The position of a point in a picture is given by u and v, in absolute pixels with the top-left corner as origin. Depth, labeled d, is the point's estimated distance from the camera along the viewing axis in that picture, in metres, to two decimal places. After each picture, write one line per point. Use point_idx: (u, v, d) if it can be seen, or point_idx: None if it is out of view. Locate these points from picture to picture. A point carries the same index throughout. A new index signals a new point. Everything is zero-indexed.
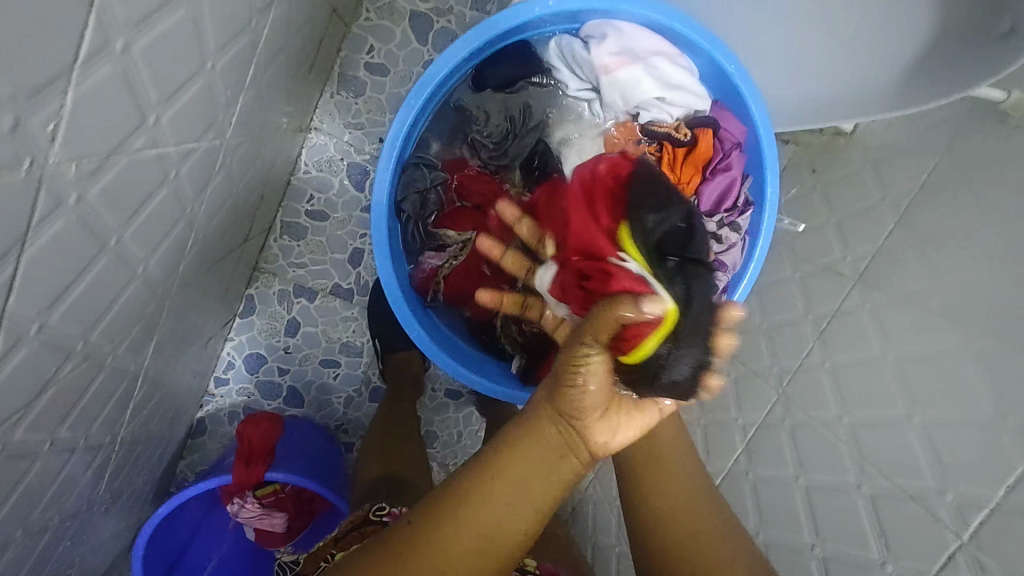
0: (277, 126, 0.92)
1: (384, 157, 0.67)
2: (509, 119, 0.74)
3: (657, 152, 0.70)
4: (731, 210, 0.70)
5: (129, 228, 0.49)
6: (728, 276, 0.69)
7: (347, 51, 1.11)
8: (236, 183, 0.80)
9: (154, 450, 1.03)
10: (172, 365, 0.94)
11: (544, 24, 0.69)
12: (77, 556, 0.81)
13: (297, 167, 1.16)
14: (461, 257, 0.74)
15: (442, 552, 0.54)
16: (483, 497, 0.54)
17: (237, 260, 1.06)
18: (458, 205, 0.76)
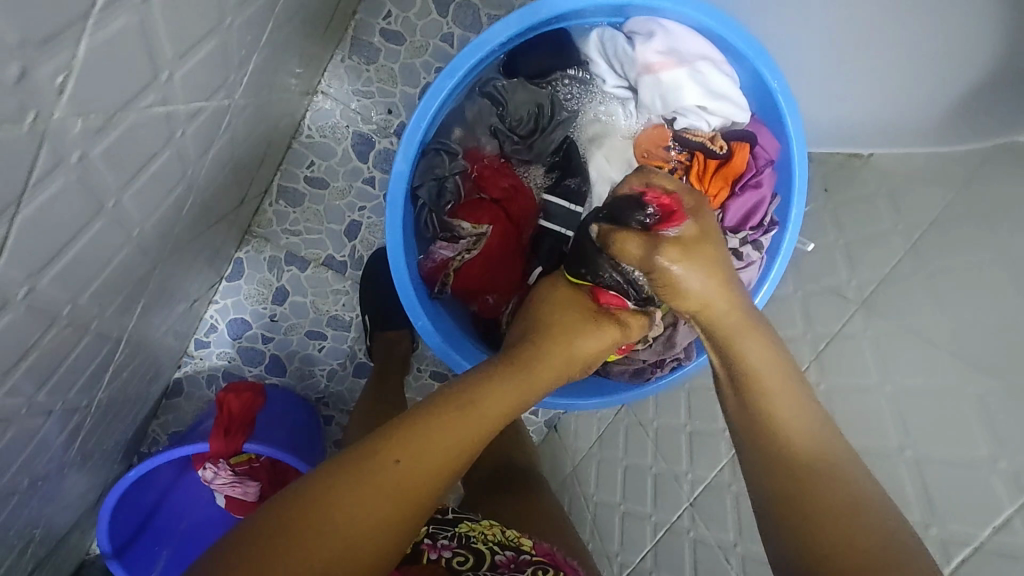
0: (285, 86, 0.88)
1: (405, 136, 0.63)
2: (537, 109, 0.71)
3: (688, 160, 0.70)
4: (757, 227, 0.69)
5: (129, 190, 0.46)
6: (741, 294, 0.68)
7: (363, 13, 1.06)
8: (238, 144, 0.76)
9: (129, 410, 1.00)
10: (153, 327, 0.90)
11: (588, 15, 0.66)
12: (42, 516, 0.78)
13: (299, 131, 1.11)
14: (474, 251, 0.72)
15: (444, 462, 0.51)
16: (488, 420, 0.54)
17: (230, 222, 1.02)
18: (477, 196, 0.73)
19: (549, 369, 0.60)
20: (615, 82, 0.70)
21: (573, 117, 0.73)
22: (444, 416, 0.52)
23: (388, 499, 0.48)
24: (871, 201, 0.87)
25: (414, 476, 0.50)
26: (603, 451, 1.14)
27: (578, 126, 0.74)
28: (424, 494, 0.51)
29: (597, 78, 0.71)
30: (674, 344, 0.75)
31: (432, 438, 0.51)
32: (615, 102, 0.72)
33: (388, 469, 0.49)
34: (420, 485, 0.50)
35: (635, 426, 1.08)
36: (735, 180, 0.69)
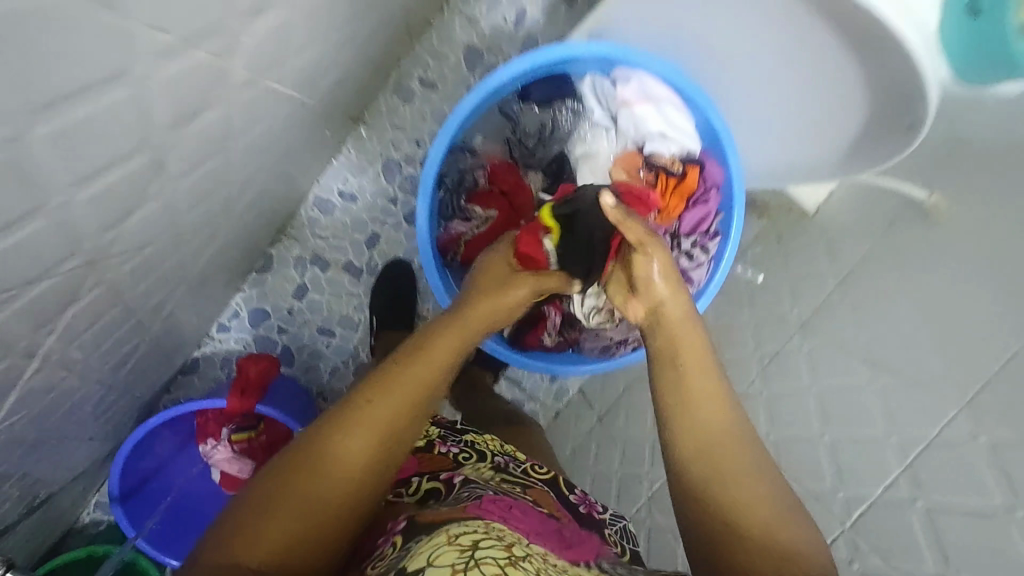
0: (337, 110, 1.07)
1: (438, 138, 0.81)
2: (540, 127, 0.90)
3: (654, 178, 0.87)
4: (704, 234, 0.87)
5: None
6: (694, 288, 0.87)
7: (404, 64, 1.26)
8: (297, 142, 0.93)
9: (151, 372, 1.11)
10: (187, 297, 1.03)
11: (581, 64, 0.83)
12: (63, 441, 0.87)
13: (340, 152, 1.29)
14: (482, 229, 0.89)
15: (398, 396, 0.61)
16: (432, 361, 0.65)
17: (269, 220, 1.18)
18: (489, 188, 0.92)
19: (479, 316, 0.70)
20: (601, 115, 0.87)
21: (566, 137, 0.90)
22: (399, 367, 0.63)
23: (357, 437, 0.58)
24: (812, 248, 1.05)
25: (374, 414, 0.60)
26: (578, 458, 1.28)
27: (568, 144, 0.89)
28: (389, 426, 0.60)
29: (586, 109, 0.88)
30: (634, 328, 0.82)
31: (386, 388, 0.62)
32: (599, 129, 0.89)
33: (358, 413, 0.59)
34: (384, 420, 0.60)
35: (609, 436, 1.23)
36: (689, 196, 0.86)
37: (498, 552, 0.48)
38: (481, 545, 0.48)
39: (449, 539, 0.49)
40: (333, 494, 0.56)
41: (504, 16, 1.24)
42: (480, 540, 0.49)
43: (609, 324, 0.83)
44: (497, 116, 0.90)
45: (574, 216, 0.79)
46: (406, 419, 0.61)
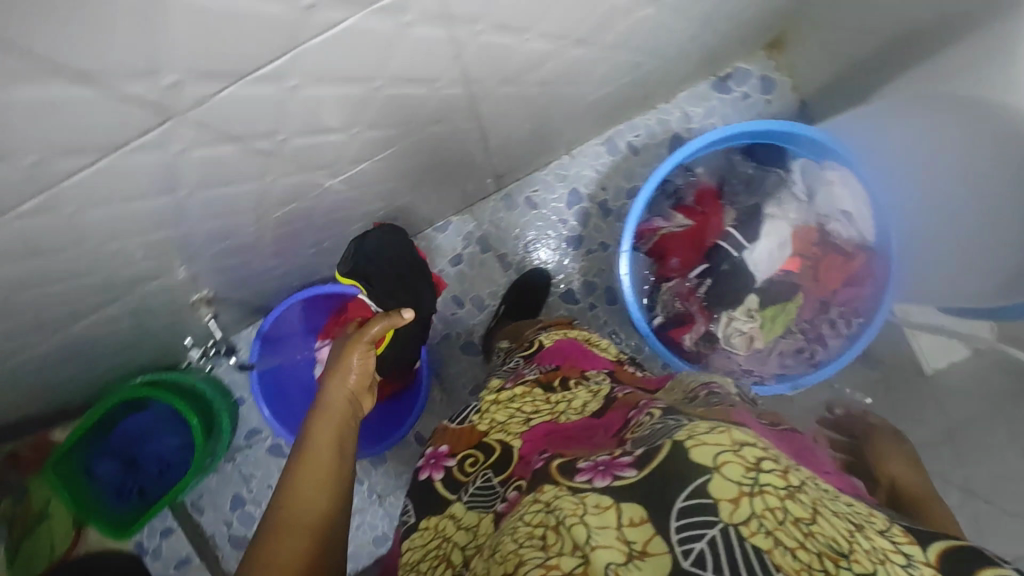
0: (567, 134, 1.33)
1: (673, 154, 0.93)
2: (750, 178, 1.06)
3: (825, 255, 1.03)
4: (848, 312, 1.02)
5: (537, 95, 0.84)
6: (823, 353, 1.02)
7: (622, 126, 1.51)
8: (542, 132, 1.18)
9: (329, 262, 1.32)
10: (392, 217, 1.23)
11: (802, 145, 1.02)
12: (266, 271, 1.07)
13: (542, 168, 1.53)
14: (679, 231, 1.04)
15: (298, 484, 0.67)
16: (308, 448, 0.71)
17: (469, 194, 1.43)
18: (693, 205, 1.05)
19: (334, 400, 0.78)
20: (800, 189, 1.05)
21: (768, 194, 1.05)
22: (288, 467, 0.69)
23: (286, 538, 0.62)
24: (920, 397, 1.14)
25: (284, 512, 0.65)
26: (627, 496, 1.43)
27: (765, 201, 1.04)
28: (311, 509, 0.66)
29: (789, 180, 1.05)
30: (768, 361, 1.03)
31: (296, 481, 0.68)
32: (793, 198, 1.05)
33: (268, 534, 0.63)
34: (304, 506, 0.65)
35: None
36: (846, 278, 1.02)
37: (779, 479, 0.51)
38: (765, 465, 0.52)
39: (734, 447, 0.53)
40: None
41: (714, 122, 1.50)
42: (763, 459, 0.52)
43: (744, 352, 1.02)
44: (722, 158, 1.07)
45: (361, 246, 1.17)
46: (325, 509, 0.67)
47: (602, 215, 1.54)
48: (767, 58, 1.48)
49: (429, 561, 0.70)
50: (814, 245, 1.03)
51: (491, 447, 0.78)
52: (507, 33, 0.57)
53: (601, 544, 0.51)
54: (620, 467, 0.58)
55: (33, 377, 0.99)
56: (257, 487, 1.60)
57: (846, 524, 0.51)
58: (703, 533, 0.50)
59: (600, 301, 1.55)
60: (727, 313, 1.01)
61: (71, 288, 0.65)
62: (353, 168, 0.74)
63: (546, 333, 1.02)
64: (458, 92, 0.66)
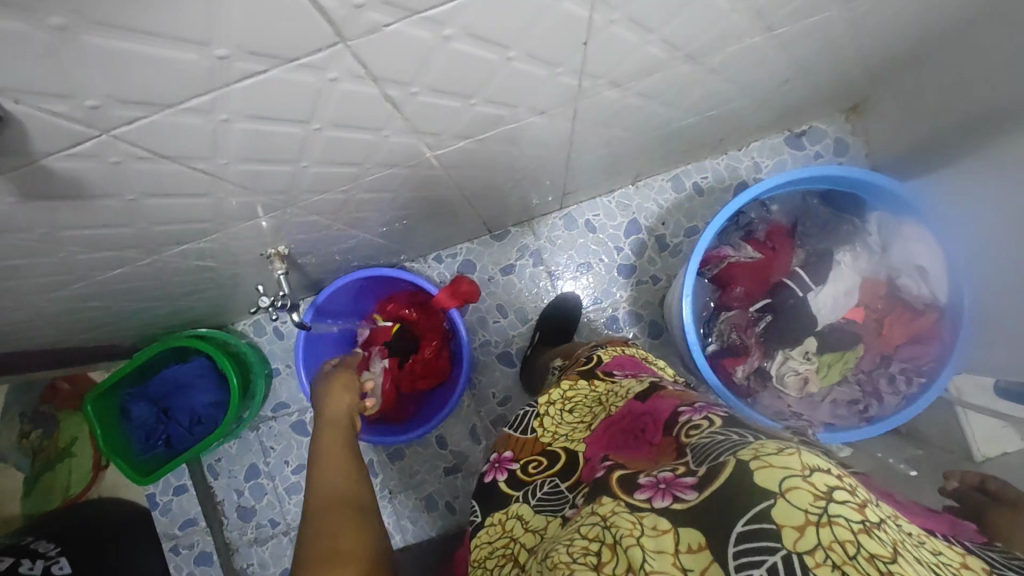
0: (638, 163, 1.37)
1: (753, 186, 0.94)
2: (824, 222, 1.07)
3: (891, 310, 1.03)
4: (913, 370, 1.00)
5: (628, 107, 0.87)
6: (880, 408, 1.01)
7: (691, 166, 1.54)
8: (618, 155, 1.22)
9: (391, 248, 1.37)
10: (460, 213, 1.28)
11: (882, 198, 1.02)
12: (338, 241, 1.11)
13: (606, 194, 1.57)
14: (748, 262, 1.05)
15: (325, 466, 0.78)
16: (323, 441, 0.84)
17: (534, 207, 1.47)
18: (764, 240, 1.06)
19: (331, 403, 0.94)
20: (874, 240, 1.05)
21: (840, 240, 1.06)
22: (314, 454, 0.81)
23: (327, 504, 0.71)
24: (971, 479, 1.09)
25: (318, 487, 0.75)
26: None
27: (836, 247, 1.06)
28: (342, 482, 0.75)
29: (864, 231, 1.06)
30: (819, 408, 1.03)
31: (324, 461, 0.79)
32: (864, 248, 1.06)
33: (313, 505, 0.72)
34: (334, 480, 0.75)
35: None
36: (913, 336, 1.01)
37: (852, 511, 0.49)
38: (837, 495, 0.50)
39: (805, 473, 0.51)
40: (343, 530, 0.67)
41: None
42: (835, 488, 0.50)
43: (796, 395, 1.04)
44: (798, 200, 1.08)
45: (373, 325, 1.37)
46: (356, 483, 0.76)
47: (658, 248, 1.56)
48: (843, 121, 1.51)
49: (498, 560, 0.70)
50: (881, 298, 1.04)
51: (554, 455, 0.79)
52: (634, 29, 0.60)
53: (656, 570, 0.52)
54: (680, 478, 0.59)
55: (105, 304, 1.04)
56: (274, 461, 1.61)
57: (932, 574, 0.49)
58: (762, 559, 0.49)
59: (643, 333, 1.56)
60: (785, 351, 1.03)
61: (181, 210, 0.68)
62: (455, 145, 0.78)
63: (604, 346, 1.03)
64: (571, 83, 0.70)
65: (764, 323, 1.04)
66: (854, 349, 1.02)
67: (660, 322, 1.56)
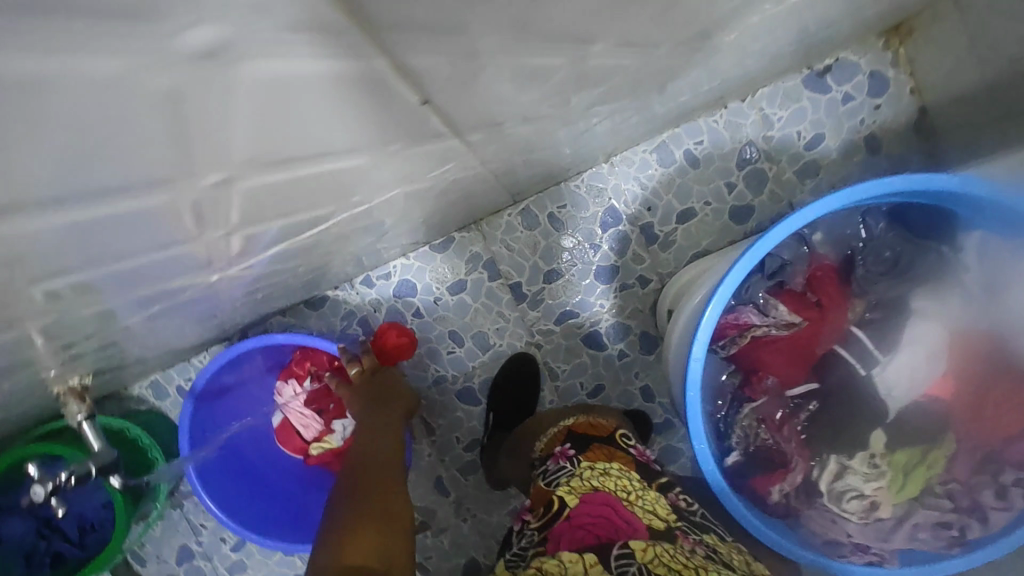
0: (608, 141, 1.01)
1: (788, 218, 0.65)
2: (896, 254, 0.82)
3: (996, 384, 0.75)
4: None
5: (549, 75, 0.50)
6: (983, 530, 0.75)
7: (681, 129, 1.17)
8: (573, 144, 0.87)
9: (295, 289, 1.05)
10: (366, 243, 0.93)
11: (980, 214, 0.74)
12: (175, 316, 0.77)
13: (573, 177, 1.20)
14: (779, 333, 0.82)
15: (362, 454, 0.92)
16: (368, 434, 0.96)
17: (478, 207, 1.11)
18: (803, 293, 0.84)
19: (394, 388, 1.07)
20: (973, 278, 0.77)
21: (918, 280, 0.81)
22: (356, 445, 0.95)
23: (358, 484, 0.85)
24: None
25: (356, 466, 0.89)
26: None
27: (913, 289, 0.81)
28: (376, 463, 0.90)
29: (959, 263, 0.79)
30: (893, 537, 0.79)
31: (365, 450, 0.93)
32: (958, 288, 0.79)
33: (345, 477, 0.87)
34: (368, 460, 0.90)
35: None
36: None
37: None
38: None
39: None
40: (374, 503, 0.80)
41: (800, 131, 1.16)
42: None
43: (856, 517, 0.80)
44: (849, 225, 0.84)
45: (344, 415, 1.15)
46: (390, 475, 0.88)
47: (645, 241, 1.21)
48: (881, 49, 1.13)
49: None
50: (983, 364, 0.76)
51: None
52: None
53: None
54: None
55: None
56: (208, 539, 1.35)
57: None
58: None
59: (633, 349, 1.24)
60: (840, 459, 0.80)
61: None
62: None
63: (565, 474, 0.84)
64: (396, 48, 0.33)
65: (807, 414, 0.82)
66: (942, 442, 0.77)
67: (654, 333, 1.24)
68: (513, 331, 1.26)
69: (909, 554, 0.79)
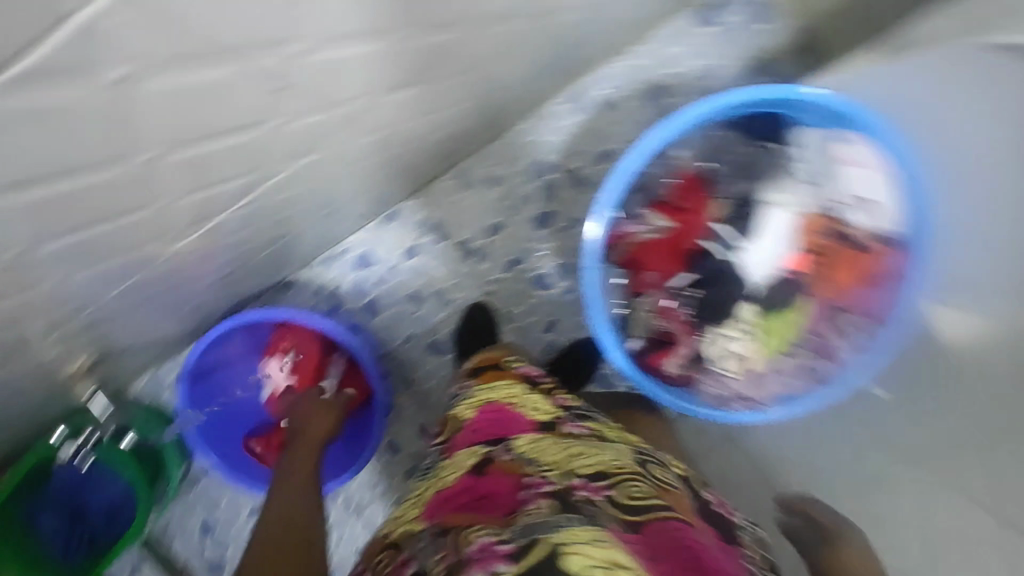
0: (520, 97, 1.12)
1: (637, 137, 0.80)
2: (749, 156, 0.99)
3: (832, 249, 0.96)
4: (866, 316, 0.97)
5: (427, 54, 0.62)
6: (837, 365, 0.98)
7: (587, 79, 1.29)
8: (482, 106, 0.97)
9: (263, 271, 1.16)
10: (317, 219, 1.04)
11: (812, 113, 0.93)
12: (157, 304, 0.87)
13: (497, 137, 1.32)
14: (653, 238, 1.00)
15: (310, 430, 1.16)
16: (309, 415, 1.18)
17: (415, 175, 1.22)
18: (673, 202, 1.00)
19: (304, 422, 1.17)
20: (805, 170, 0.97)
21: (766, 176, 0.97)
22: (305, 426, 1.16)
23: (303, 457, 1.11)
24: None
25: (295, 449, 1.13)
26: None
27: (762, 184, 0.97)
28: (320, 434, 1.15)
29: (794, 158, 0.97)
30: (766, 383, 1.00)
31: (312, 425, 1.16)
32: (800, 180, 0.97)
33: (296, 450, 1.13)
34: (310, 437, 1.15)
35: None
36: (865, 275, 0.97)
37: None
38: None
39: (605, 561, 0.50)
40: (294, 491, 1.05)
41: (696, 64, 1.27)
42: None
43: (739, 376, 1.00)
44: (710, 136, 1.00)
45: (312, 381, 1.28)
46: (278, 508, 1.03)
47: (572, 185, 1.33)
48: None
49: None
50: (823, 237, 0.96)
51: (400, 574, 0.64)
52: None
53: None
54: (541, 489, 0.64)
55: None
56: (224, 514, 1.48)
57: None
58: None
59: (576, 284, 1.38)
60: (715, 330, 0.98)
61: None
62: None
63: (465, 398, 0.89)
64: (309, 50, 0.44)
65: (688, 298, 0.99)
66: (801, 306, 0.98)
67: None
68: (467, 284, 1.38)
69: (782, 396, 0.99)
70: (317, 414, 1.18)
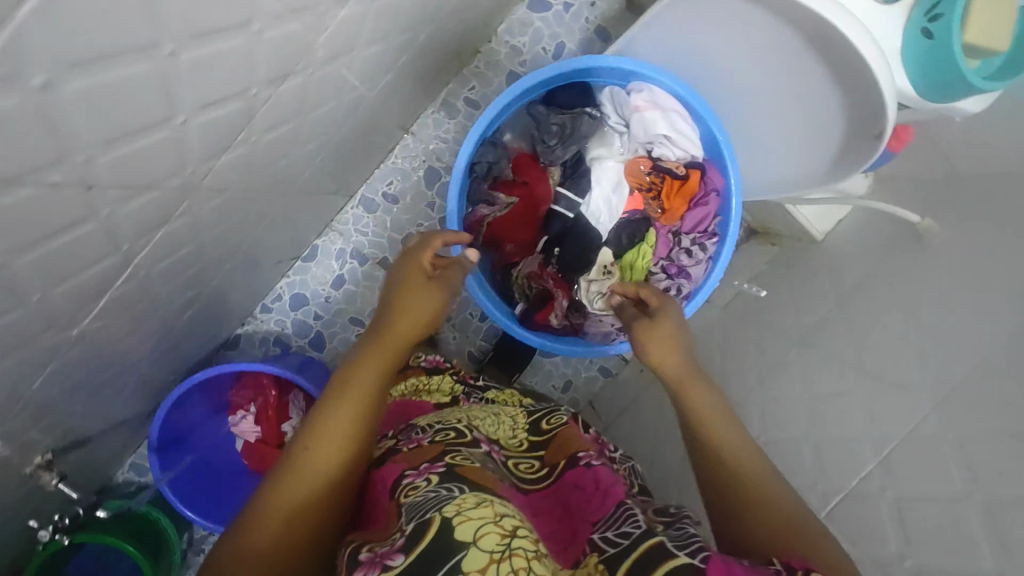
0: (390, 119, 1.22)
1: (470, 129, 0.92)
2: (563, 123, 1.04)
3: (663, 181, 1.03)
4: (703, 233, 1.03)
5: None
6: (692, 283, 1.04)
7: (453, 85, 1.40)
8: (352, 136, 1.08)
9: (203, 335, 1.25)
10: (237, 274, 1.14)
11: (605, 75, 1.02)
12: (106, 390, 0.95)
13: (387, 158, 1.42)
14: (505, 211, 1.05)
15: (406, 307, 0.78)
16: (404, 297, 0.79)
17: (321, 212, 1.32)
18: (514, 178, 1.06)
19: (412, 292, 0.79)
20: (617, 120, 1.04)
21: (586, 136, 1.04)
22: (389, 315, 0.77)
23: (386, 344, 0.74)
24: (815, 273, 1.10)
25: (394, 310, 0.77)
26: None
27: (586, 145, 1.06)
28: (408, 331, 0.76)
29: (604, 116, 1.05)
30: None
31: (409, 305, 0.78)
32: (613, 134, 1.05)
33: (388, 333, 0.75)
34: (411, 314, 0.77)
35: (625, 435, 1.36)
36: (691, 198, 1.03)
37: (529, 541, 0.52)
38: (519, 531, 0.52)
39: (496, 516, 0.53)
40: (348, 415, 0.66)
41: (545, 47, 1.39)
42: (518, 526, 0.53)
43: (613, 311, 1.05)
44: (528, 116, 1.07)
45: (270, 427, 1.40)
46: (365, 374, 0.70)
47: None
48: None
49: None
50: (647, 174, 1.04)
51: None
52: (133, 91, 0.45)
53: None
54: (433, 466, 0.65)
55: None
56: None
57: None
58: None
59: None
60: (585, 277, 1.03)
61: None
62: (71, 289, 0.61)
63: None
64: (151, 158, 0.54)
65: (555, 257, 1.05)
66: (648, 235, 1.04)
67: None
68: None
69: None
70: (413, 299, 0.78)
